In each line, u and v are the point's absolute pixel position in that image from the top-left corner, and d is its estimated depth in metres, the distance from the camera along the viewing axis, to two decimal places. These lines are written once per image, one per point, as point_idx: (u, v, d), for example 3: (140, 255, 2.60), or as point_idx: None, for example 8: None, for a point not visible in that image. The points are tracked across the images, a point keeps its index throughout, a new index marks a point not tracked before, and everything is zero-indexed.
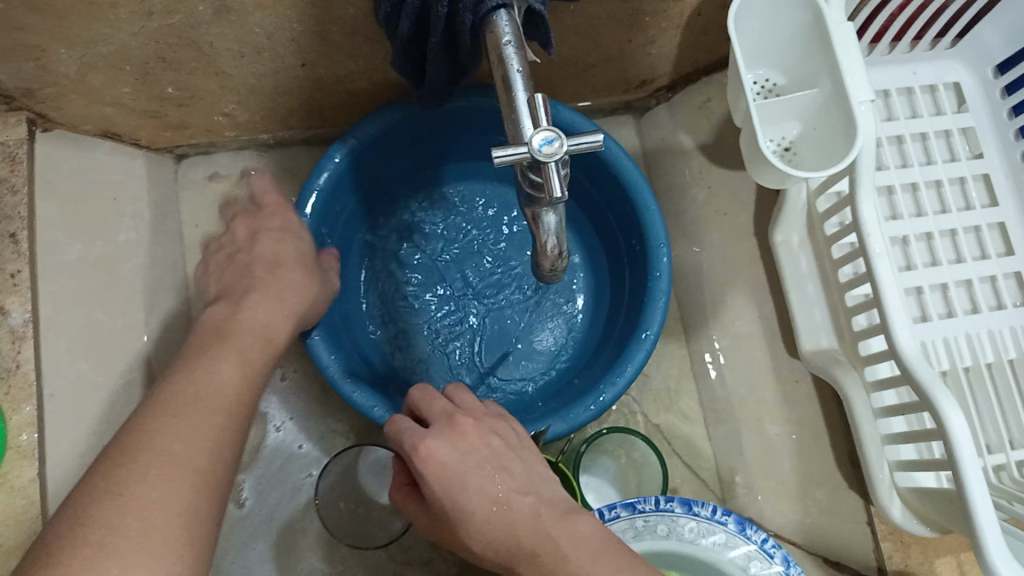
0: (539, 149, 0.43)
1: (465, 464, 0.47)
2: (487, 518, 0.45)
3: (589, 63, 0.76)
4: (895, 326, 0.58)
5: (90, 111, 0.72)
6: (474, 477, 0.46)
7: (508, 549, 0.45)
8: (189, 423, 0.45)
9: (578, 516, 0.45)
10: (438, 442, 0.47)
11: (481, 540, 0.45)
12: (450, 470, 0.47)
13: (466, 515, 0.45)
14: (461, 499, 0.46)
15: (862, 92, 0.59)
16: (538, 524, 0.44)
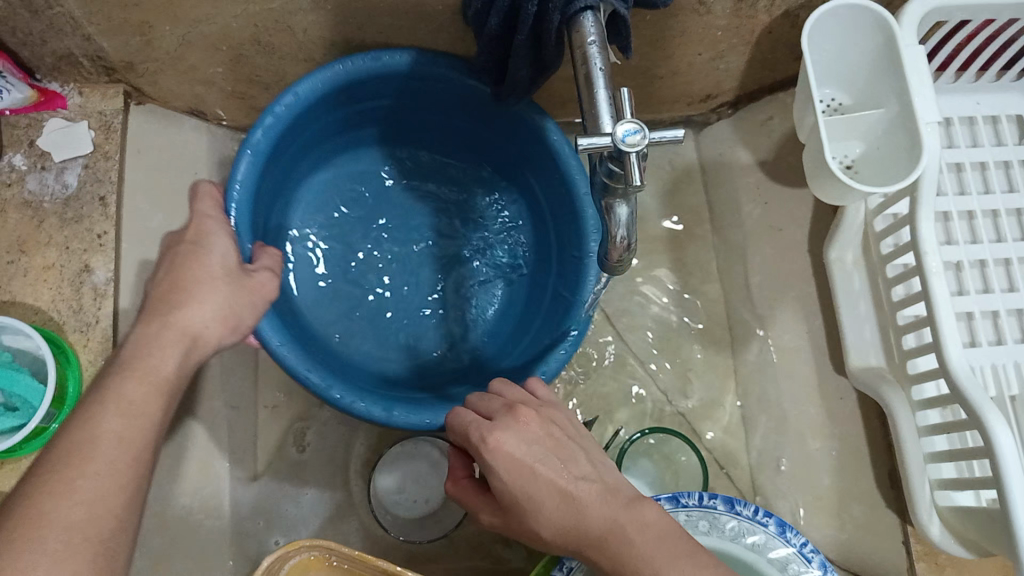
0: (623, 139, 0.46)
1: (533, 455, 0.48)
2: (556, 506, 0.47)
3: (657, 74, 0.78)
4: (947, 345, 0.60)
5: (182, 88, 0.75)
6: (543, 467, 0.48)
7: (576, 536, 0.46)
8: (125, 429, 0.43)
9: (641, 501, 0.47)
10: (505, 435, 0.49)
11: (552, 528, 0.47)
12: (521, 461, 0.48)
13: (538, 504, 0.47)
14: (530, 489, 0.47)
15: (930, 113, 0.63)
16: (608, 512, 0.46)
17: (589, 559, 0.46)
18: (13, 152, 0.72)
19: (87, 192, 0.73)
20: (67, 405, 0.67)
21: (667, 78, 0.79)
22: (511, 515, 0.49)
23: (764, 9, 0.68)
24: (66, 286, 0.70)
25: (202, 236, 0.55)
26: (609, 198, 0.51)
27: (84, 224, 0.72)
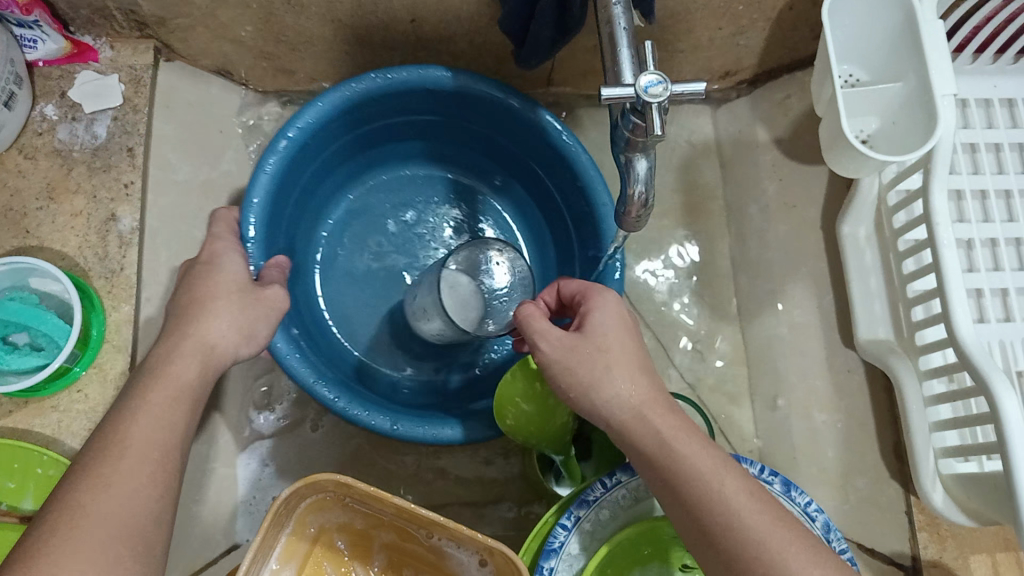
0: (645, 89, 0.47)
1: (621, 325, 0.55)
2: (626, 368, 0.53)
3: (679, 48, 0.79)
4: (956, 313, 0.61)
5: (212, 46, 0.77)
6: (629, 338, 0.55)
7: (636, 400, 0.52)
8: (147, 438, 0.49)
9: (684, 436, 0.50)
10: (603, 301, 0.56)
11: (627, 376, 0.52)
12: (613, 322, 0.55)
13: (621, 357, 0.53)
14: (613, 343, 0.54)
15: (948, 86, 0.63)
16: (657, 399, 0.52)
17: (649, 418, 0.51)
18: (45, 103, 0.74)
19: (115, 142, 0.74)
20: (90, 347, 0.69)
21: (689, 53, 0.80)
22: (581, 348, 0.53)
23: None
24: (91, 233, 0.72)
25: (215, 256, 0.60)
26: (629, 150, 0.53)
27: (111, 173, 0.73)
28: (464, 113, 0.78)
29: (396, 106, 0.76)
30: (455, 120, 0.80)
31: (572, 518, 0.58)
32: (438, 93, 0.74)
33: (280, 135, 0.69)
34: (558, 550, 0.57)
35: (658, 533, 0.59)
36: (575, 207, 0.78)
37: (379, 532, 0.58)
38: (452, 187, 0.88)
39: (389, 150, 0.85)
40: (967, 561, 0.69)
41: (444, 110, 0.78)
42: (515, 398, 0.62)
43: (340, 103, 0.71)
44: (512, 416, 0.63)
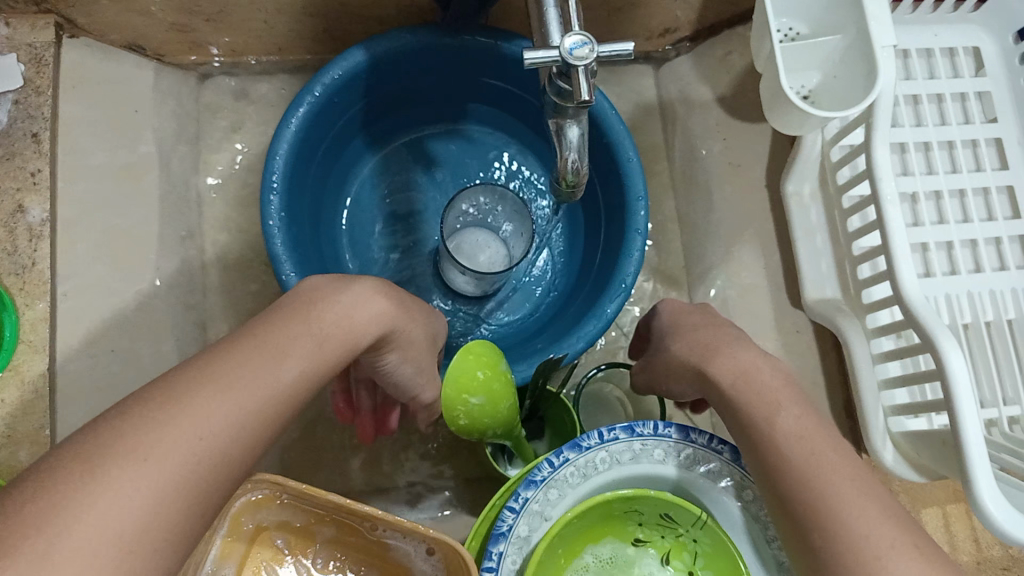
0: (570, 51, 0.44)
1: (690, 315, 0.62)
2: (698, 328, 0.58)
3: (616, 6, 0.76)
4: (901, 270, 0.59)
5: (119, 19, 0.71)
6: (696, 317, 0.60)
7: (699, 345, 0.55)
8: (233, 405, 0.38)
9: None
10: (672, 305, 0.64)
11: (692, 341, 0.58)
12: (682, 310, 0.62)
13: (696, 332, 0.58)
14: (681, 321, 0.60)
15: (886, 37, 0.60)
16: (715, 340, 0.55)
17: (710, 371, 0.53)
18: None
19: (18, 128, 0.69)
20: (4, 348, 0.65)
21: (626, 11, 0.77)
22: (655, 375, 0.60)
23: None
24: None
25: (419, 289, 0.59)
26: (559, 117, 0.50)
27: (16, 161, 0.69)
28: (436, 69, 0.75)
29: (389, 75, 0.74)
30: (426, 78, 0.77)
31: (519, 501, 0.56)
32: (423, 51, 0.71)
33: (277, 143, 0.67)
34: (506, 534, 0.55)
35: (609, 508, 0.57)
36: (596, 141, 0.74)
37: (321, 528, 0.56)
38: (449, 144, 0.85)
39: (389, 123, 0.82)
40: (919, 515, 0.69)
41: (426, 74, 0.76)
42: (461, 395, 0.55)
43: (339, 78, 0.69)
44: (466, 414, 0.55)
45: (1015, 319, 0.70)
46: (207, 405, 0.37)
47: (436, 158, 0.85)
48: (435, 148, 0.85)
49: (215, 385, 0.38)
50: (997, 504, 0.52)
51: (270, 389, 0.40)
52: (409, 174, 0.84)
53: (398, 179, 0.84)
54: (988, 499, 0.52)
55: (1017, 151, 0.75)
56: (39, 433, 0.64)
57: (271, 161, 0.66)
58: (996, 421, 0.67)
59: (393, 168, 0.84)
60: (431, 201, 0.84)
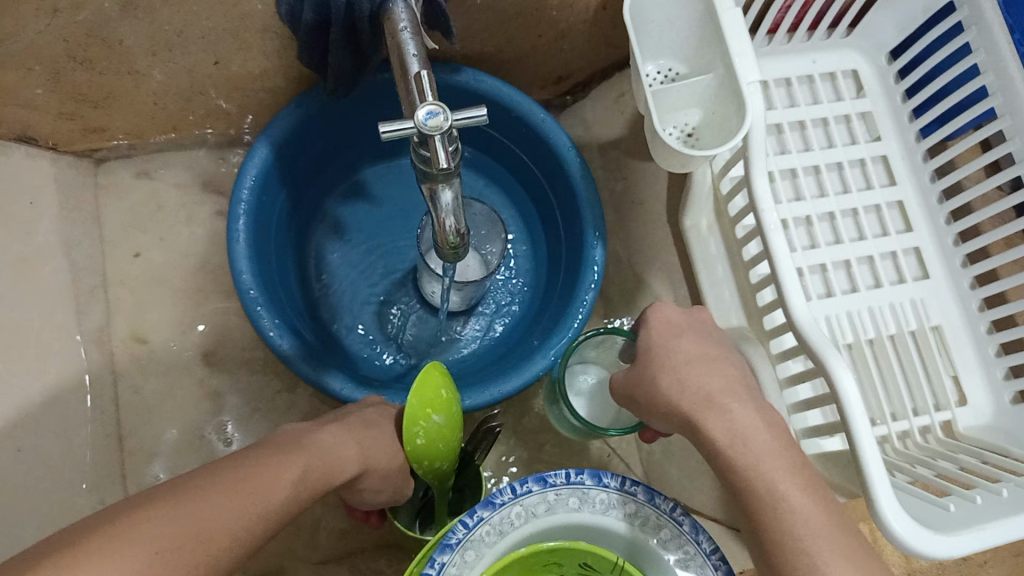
0: (424, 122, 0.45)
1: (688, 330, 0.59)
2: (690, 362, 0.56)
3: (503, 59, 0.78)
4: (792, 299, 0.61)
5: (4, 113, 0.71)
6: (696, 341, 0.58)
7: (698, 392, 0.54)
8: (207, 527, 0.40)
9: None
10: (667, 309, 0.61)
11: (695, 378, 0.55)
12: (674, 323, 0.60)
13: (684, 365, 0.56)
14: (670, 345, 0.58)
15: (751, 73, 0.62)
16: (703, 390, 0.54)
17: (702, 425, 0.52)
18: None
19: None
20: None
21: (514, 63, 0.79)
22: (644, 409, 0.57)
23: None
24: None
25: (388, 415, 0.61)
26: (430, 184, 0.50)
27: None
28: (339, 121, 0.76)
29: (316, 132, 0.75)
30: (331, 137, 0.78)
31: (435, 566, 0.56)
32: (324, 114, 0.73)
33: (236, 256, 0.67)
34: None
35: (526, 565, 0.56)
36: (540, 157, 0.78)
37: None
38: (375, 189, 0.86)
39: (324, 175, 0.83)
40: None
41: (329, 132, 0.77)
42: (426, 411, 0.55)
43: (259, 171, 0.69)
44: (423, 432, 0.56)
45: (916, 330, 0.73)
46: (205, 507, 0.41)
47: (360, 211, 0.86)
48: (356, 205, 0.86)
49: (198, 500, 0.41)
50: (896, 516, 0.53)
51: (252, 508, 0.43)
52: (351, 232, 0.85)
53: (343, 238, 0.84)
54: (888, 512, 0.53)
55: (902, 167, 0.77)
56: None
57: (237, 272, 0.66)
58: (909, 433, 0.69)
59: (330, 232, 0.84)
60: (381, 254, 0.84)
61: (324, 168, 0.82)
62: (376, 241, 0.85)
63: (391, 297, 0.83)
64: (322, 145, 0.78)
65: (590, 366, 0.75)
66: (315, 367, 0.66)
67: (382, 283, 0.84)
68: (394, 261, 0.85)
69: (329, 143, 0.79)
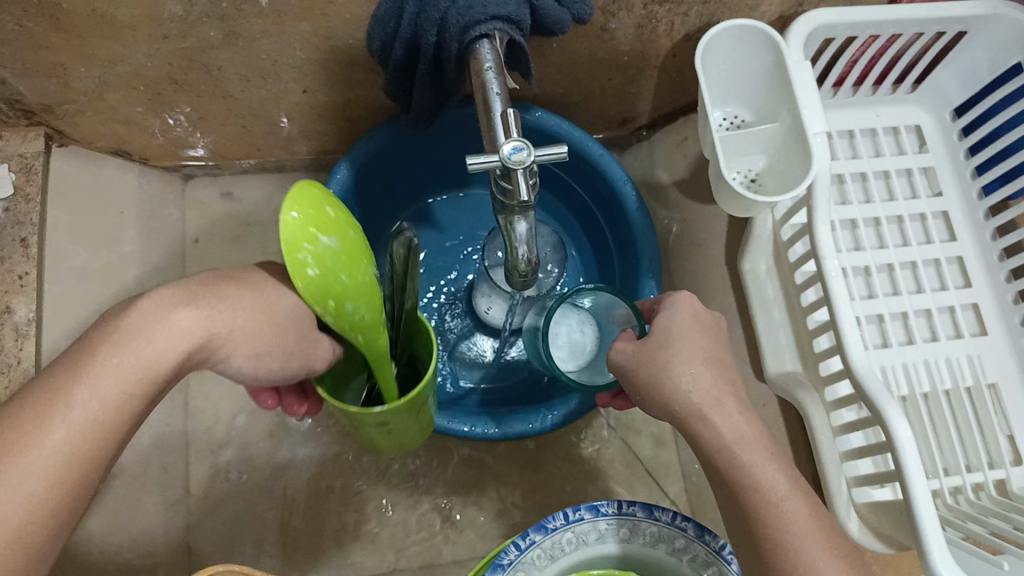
0: (509, 156, 0.47)
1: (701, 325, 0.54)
2: (704, 360, 0.52)
3: (572, 100, 0.81)
4: (850, 347, 0.62)
5: (105, 129, 0.76)
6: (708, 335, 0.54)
7: (705, 396, 0.51)
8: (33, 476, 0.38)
9: None
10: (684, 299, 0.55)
11: (693, 369, 0.51)
12: (693, 313, 0.55)
13: (684, 352, 0.52)
14: (687, 339, 0.53)
15: (818, 124, 0.64)
16: (713, 394, 0.51)
17: (701, 435, 0.50)
18: None
19: (8, 234, 0.73)
20: None
21: (582, 104, 0.82)
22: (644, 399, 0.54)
23: (664, 32, 0.71)
24: None
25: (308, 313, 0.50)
26: (507, 214, 0.53)
27: (4, 264, 0.72)
28: (412, 152, 0.80)
29: (390, 160, 0.79)
30: (404, 166, 0.82)
31: None
32: (398, 145, 0.77)
33: None
34: None
35: None
36: (600, 194, 0.81)
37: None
38: (442, 215, 0.90)
39: (400, 198, 0.86)
40: None
41: (402, 161, 0.80)
42: (309, 228, 0.42)
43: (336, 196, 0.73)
44: (314, 256, 0.42)
45: (973, 386, 0.73)
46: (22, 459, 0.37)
47: (428, 237, 0.89)
48: (424, 230, 0.89)
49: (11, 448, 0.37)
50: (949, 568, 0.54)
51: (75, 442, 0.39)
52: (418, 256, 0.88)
53: None
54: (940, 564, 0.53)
55: (963, 222, 0.78)
56: None
57: None
58: (960, 488, 0.69)
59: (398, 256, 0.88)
60: (445, 280, 0.87)
61: (397, 196, 0.85)
62: (440, 267, 0.88)
63: (452, 322, 0.86)
64: (395, 172, 0.82)
65: (587, 323, 0.69)
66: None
67: (445, 309, 0.87)
68: (457, 288, 0.87)
69: (402, 172, 0.82)
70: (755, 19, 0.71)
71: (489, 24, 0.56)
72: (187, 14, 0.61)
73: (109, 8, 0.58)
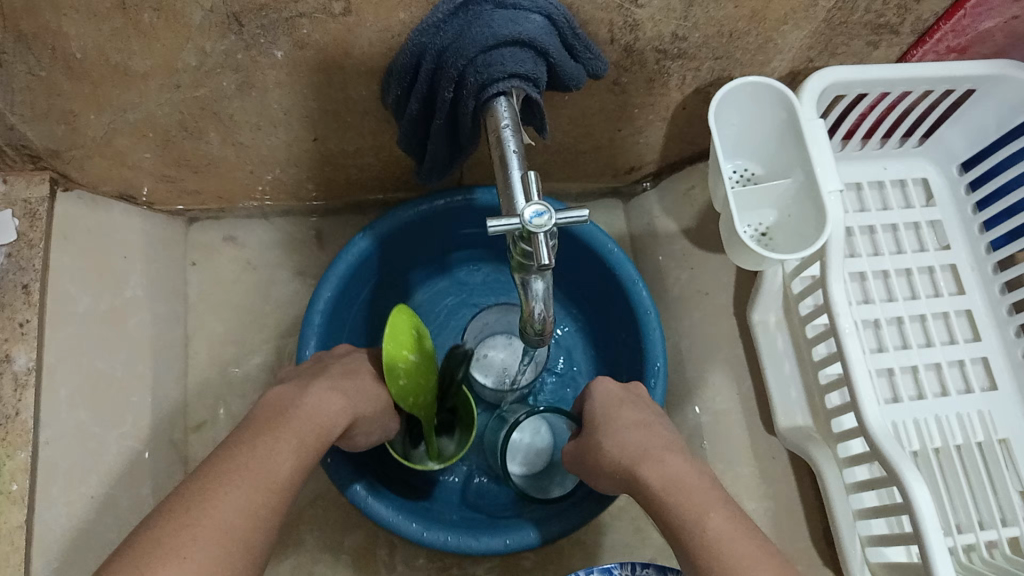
0: (530, 220, 0.47)
1: (621, 403, 0.62)
2: (631, 425, 0.59)
3: (581, 149, 0.81)
4: (865, 405, 0.61)
5: (111, 174, 0.75)
6: (630, 408, 0.61)
7: (638, 450, 0.56)
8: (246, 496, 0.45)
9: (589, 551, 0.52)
10: (600, 381, 0.65)
11: (619, 438, 0.58)
12: (613, 392, 0.63)
13: (613, 425, 0.59)
14: (613, 415, 0.60)
15: (831, 182, 0.64)
16: (644, 447, 0.56)
17: (642, 475, 0.54)
18: None
19: (9, 280, 0.71)
20: None
21: (591, 154, 0.82)
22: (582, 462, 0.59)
23: (675, 86, 0.71)
24: None
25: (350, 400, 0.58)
26: (524, 273, 0.53)
27: (6, 311, 0.70)
28: (416, 234, 0.79)
29: (388, 248, 0.79)
30: (410, 247, 0.81)
31: None
32: (397, 232, 0.77)
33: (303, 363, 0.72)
34: None
35: None
36: (605, 284, 0.80)
37: None
38: (459, 288, 0.89)
39: (409, 281, 0.86)
40: None
41: (408, 243, 0.80)
42: (403, 352, 0.63)
43: (336, 279, 0.74)
44: (404, 371, 0.63)
45: (984, 441, 0.72)
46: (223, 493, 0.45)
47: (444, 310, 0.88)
48: (440, 303, 0.88)
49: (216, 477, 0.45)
50: None
51: (261, 484, 0.46)
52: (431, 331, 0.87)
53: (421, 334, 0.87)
54: None
55: (971, 276, 0.78)
56: None
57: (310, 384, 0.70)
58: (974, 546, 0.68)
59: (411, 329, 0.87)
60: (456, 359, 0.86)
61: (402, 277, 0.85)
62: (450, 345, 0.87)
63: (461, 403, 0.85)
64: (402, 255, 0.81)
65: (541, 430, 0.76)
66: (370, 493, 0.68)
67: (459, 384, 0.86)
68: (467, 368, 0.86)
69: (408, 254, 0.82)
70: (766, 75, 0.72)
71: (507, 83, 0.55)
72: (203, 65, 0.60)
73: (124, 58, 0.58)
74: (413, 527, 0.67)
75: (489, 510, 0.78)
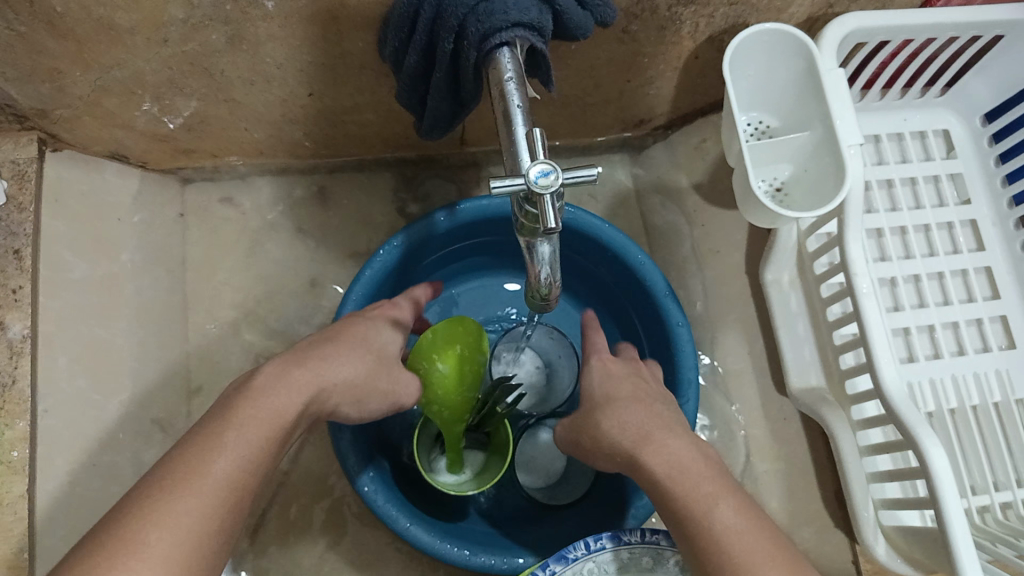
0: (536, 180, 0.44)
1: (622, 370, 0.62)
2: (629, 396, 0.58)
3: (588, 102, 0.77)
4: (882, 366, 0.59)
5: (101, 133, 0.73)
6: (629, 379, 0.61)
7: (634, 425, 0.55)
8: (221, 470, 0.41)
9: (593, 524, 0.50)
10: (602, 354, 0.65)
11: (617, 419, 0.56)
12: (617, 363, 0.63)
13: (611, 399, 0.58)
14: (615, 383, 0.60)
15: (852, 135, 0.61)
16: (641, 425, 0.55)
17: (642, 460, 0.52)
18: None
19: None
20: None
21: (598, 107, 0.79)
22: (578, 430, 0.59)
23: (688, 34, 0.68)
24: None
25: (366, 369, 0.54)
26: (530, 237, 0.50)
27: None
28: (439, 238, 0.76)
29: (411, 253, 0.75)
30: (431, 250, 0.78)
31: None
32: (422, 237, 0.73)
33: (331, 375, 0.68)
34: None
35: None
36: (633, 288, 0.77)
37: None
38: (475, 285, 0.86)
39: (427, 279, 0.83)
40: None
41: (430, 246, 0.77)
42: (433, 354, 0.59)
43: (362, 287, 0.70)
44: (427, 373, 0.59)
45: (1001, 402, 0.70)
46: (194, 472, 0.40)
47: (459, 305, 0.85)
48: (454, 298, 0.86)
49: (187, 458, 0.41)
50: None
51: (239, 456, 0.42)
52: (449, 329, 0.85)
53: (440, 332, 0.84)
54: None
55: (992, 232, 0.75)
56: (17, 557, 0.61)
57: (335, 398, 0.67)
58: (988, 508, 0.67)
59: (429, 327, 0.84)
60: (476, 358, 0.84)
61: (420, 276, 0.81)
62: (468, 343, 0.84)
63: None
64: (422, 259, 0.78)
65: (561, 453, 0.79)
66: (377, 489, 0.66)
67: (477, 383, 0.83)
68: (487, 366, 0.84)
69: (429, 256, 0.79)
70: (783, 21, 0.68)
71: (510, 32, 0.52)
72: (190, 17, 0.57)
73: (108, 12, 0.55)
74: (456, 553, 0.65)
75: (492, 521, 0.77)
